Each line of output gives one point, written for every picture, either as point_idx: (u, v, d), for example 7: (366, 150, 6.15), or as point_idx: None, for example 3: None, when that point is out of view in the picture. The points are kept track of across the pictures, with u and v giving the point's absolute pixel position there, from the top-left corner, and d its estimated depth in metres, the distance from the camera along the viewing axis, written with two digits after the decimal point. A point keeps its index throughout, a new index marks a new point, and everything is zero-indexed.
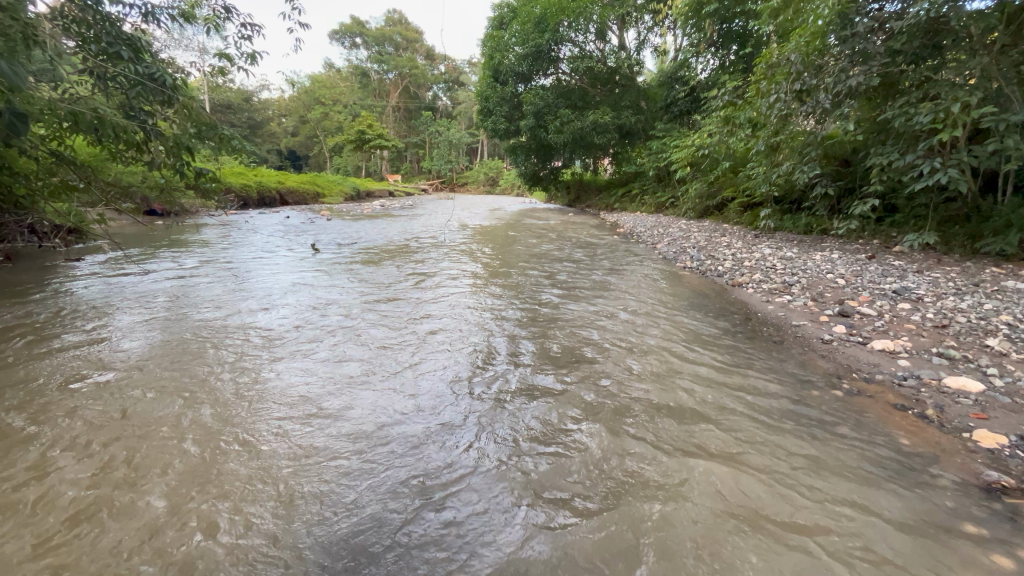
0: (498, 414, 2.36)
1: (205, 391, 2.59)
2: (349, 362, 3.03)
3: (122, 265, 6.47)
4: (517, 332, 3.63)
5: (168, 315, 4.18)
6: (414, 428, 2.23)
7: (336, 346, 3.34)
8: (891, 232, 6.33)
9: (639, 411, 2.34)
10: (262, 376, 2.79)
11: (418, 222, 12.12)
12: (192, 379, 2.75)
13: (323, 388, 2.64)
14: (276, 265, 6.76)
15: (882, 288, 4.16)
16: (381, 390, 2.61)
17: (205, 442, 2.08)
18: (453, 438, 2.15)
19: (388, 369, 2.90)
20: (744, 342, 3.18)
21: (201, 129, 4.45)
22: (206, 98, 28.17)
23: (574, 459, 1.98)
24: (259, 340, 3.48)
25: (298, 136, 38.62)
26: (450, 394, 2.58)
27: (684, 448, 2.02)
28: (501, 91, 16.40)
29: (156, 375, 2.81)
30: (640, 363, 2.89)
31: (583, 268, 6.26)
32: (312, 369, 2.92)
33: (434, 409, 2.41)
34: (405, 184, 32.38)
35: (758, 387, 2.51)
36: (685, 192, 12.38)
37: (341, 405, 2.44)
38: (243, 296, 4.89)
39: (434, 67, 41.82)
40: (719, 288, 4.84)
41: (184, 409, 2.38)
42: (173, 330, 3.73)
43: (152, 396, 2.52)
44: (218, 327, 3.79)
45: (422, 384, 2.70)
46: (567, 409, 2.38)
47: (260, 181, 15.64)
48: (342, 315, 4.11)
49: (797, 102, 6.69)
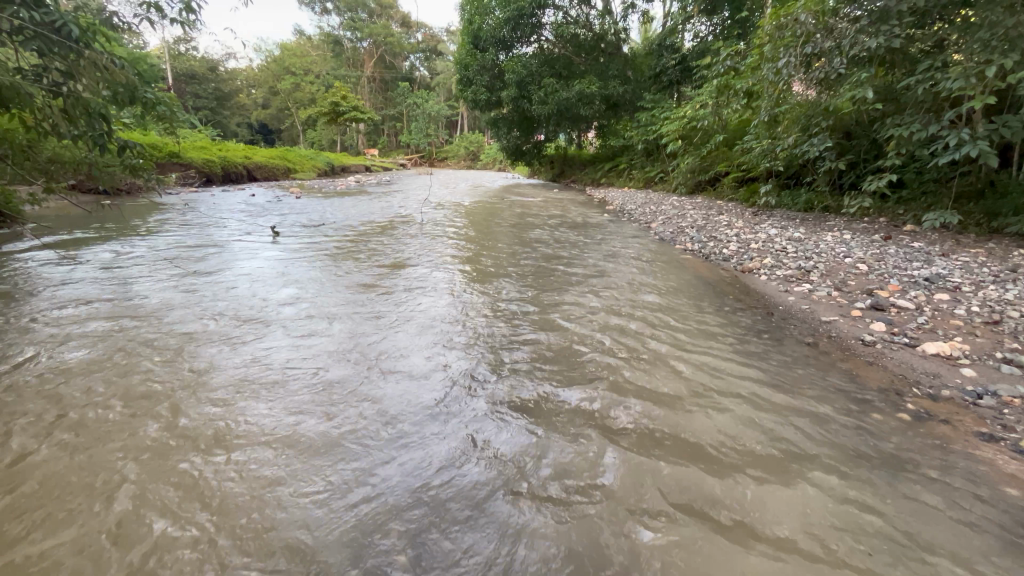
0: (491, 445, 1.84)
1: (134, 406, 2.07)
2: (313, 363, 2.52)
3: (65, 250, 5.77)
4: (505, 329, 3.10)
5: (110, 305, 3.58)
6: (388, 468, 1.69)
7: (302, 340, 2.83)
8: (898, 210, 5.98)
9: (672, 439, 1.88)
10: (207, 386, 2.26)
11: (394, 200, 11.34)
12: (127, 386, 2.24)
13: (276, 402, 2.11)
14: (238, 247, 6.11)
15: (911, 274, 3.75)
16: (345, 405, 2.09)
17: (125, 486, 1.58)
18: (439, 482, 1.63)
19: (358, 374, 2.39)
20: (774, 347, 2.73)
21: (119, 94, 3.77)
22: (166, 66, 26.40)
23: (603, 514, 1.51)
24: (214, 333, 2.94)
25: (269, 108, 36.58)
26: (431, 411, 2.05)
27: (738, 500, 1.57)
28: (481, 58, 15.29)
29: (74, 384, 2.26)
30: (658, 374, 2.41)
31: (576, 251, 5.75)
32: (264, 375, 2.37)
33: (413, 436, 1.88)
34: (383, 159, 31.15)
35: (807, 411, 2.06)
36: (675, 166, 11.88)
37: (295, 433, 1.89)
38: (201, 281, 4.34)
39: (411, 35, 39.88)
40: (728, 274, 4.39)
41: (101, 433, 1.86)
42: (116, 320, 3.20)
43: (58, 415, 1.98)
44: (167, 318, 3.24)
45: (398, 395, 2.18)
46: (582, 437, 1.90)
47: (224, 155, 14.56)
48: (309, 304, 3.59)
49: (804, 67, 6.11)
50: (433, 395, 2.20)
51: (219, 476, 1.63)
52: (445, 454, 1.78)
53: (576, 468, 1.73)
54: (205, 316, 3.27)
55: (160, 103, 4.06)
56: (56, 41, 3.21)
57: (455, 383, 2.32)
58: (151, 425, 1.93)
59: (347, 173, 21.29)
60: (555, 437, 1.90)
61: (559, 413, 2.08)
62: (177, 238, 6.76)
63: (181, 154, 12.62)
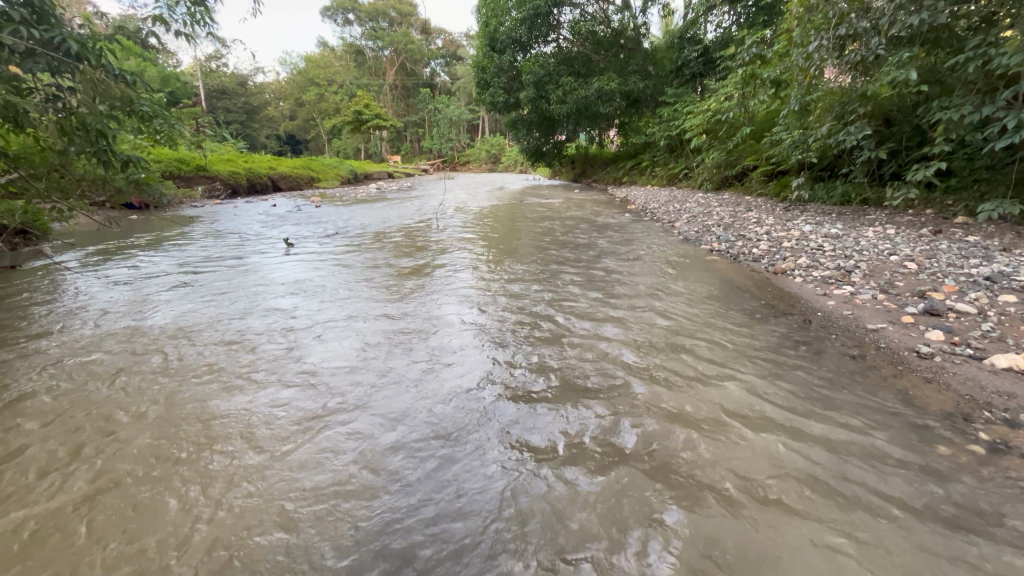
0: (494, 483, 1.64)
1: (121, 438, 1.94)
2: (333, 376, 2.47)
3: (98, 264, 5.97)
4: (513, 342, 2.88)
5: (134, 317, 3.65)
6: (378, 512, 1.52)
7: (324, 351, 2.81)
8: (946, 201, 5.51)
9: (697, 471, 1.67)
10: (201, 413, 2.13)
11: (413, 205, 11.29)
12: (142, 402, 2.23)
13: (274, 429, 1.99)
14: (260, 256, 6.19)
15: (969, 273, 3.35)
16: (355, 425, 2.00)
17: (126, 511, 1.54)
18: (432, 528, 1.45)
19: (377, 388, 2.33)
20: (813, 360, 2.44)
21: (116, 106, 3.64)
22: (198, 83, 27.36)
23: (617, 563, 1.32)
24: (240, 345, 2.95)
25: (295, 120, 37.42)
26: (439, 433, 1.93)
27: (776, 549, 1.34)
28: (498, 61, 15.14)
29: (68, 411, 2.17)
30: (681, 396, 2.16)
31: (594, 254, 5.49)
32: (270, 395, 2.28)
33: (410, 470, 1.71)
34: (405, 165, 31.39)
35: (856, 442, 1.78)
36: (700, 161, 11.44)
37: (285, 466, 1.75)
38: (222, 292, 4.38)
39: (432, 41, 40.33)
40: (759, 277, 4.07)
41: (81, 473, 1.73)
42: (148, 332, 3.27)
43: (61, 438, 1.94)
44: (194, 329, 3.27)
45: (412, 413, 2.08)
46: (594, 470, 1.69)
47: (250, 167, 14.85)
48: (326, 313, 3.56)
49: (838, 50, 5.65)
50: (445, 415, 2.07)
51: (188, 530, 1.46)
52: (449, 485, 1.63)
53: (586, 505, 1.53)
54: (229, 327, 3.29)
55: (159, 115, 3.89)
56: (54, 58, 3.15)
57: (468, 401, 2.19)
58: (133, 462, 1.79)
59: (369, 180, 21.48)
60: (562, 472, 1.69)
61: (569, 443, 1.86)
62: (203, 248, 6.91)
63: (207, 167, 12.90)
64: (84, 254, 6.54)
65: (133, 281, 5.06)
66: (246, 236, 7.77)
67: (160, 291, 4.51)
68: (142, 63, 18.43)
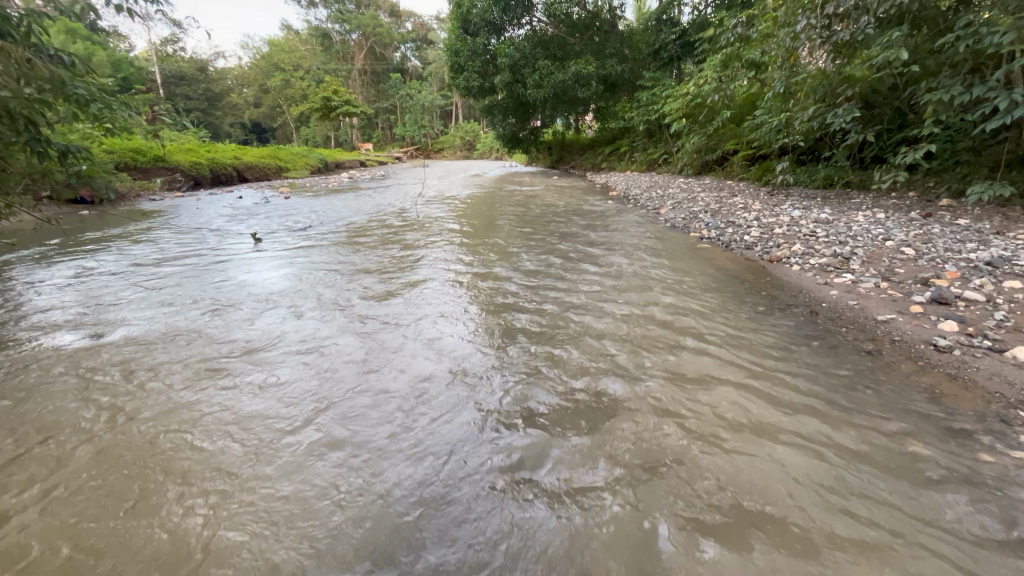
0: (504, 516, 1.45)
1: (70, 475, 1.67)
2: (321, 377, 2.32)
3: (52, 262, 5.57)
4: (507, 344, 2.68)
5: (96, 317, 3.39)
6: (377, 555, 1.32)
7: (307, 351, 2.63)
8: (929, 183, 5.50)
9: (726, 489, 1.53)
10: (166, 438, 1.87)
11: (388, 195, 10.90)
12: (105, 420, 2.00)
13: (248, 457, 1.75)
14: (230, 250, 5.88)
15: (968, 258, 3.29)
16: (347, 435, 1.85)
17: (91, 556, 1.34)
18: (444, 566, 1.29)
19: (368, 391, 2.18)
20: (828, 357, 2.30)
21: (46, 90, 3.22)
22: (153, 68, 25.88)
23: None
24: (218, 343, 2.77)
25: (260, 107, 35.89)
26: (441, 445, 1.79)
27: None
28: (472, 43, 14.64)
29: (14, 437, 1.90)
30: (694, 405, 1.98)
31: (581, 244, 5.30)
32: (246, 410, 2.05)
33: (405, 505, 1.50)
34: (377, 153, 30.47)
35: (891, 454, 1.65)
36: (680, 146, 11.33)
37: (262, 504, 1.52)
38: (191, 288, 4.11)
39: (400, 25, 39.23)
40: (754, 265, 3.95)
41: (29, 516, 1.49)
42: (118, 332, 3.04)
43: (11, 469, 1.71)
44: (169, 328, 3.06)
45: (408, 421, 1.93)
46: (614, 493, 1.53)
47: (213, 156, 14.09)
48: (307, 308, 3.37)
49: (825, 29, 5.51)
50: (442, 424, 1.92)
51: None
52: (458, 508, 1.49)
53: (610, 534, 1.38)
54: (202, 327, 3.08)
55: (96, 99, 3.45)
56: None
57: (467, 405, 2.05)
58: (83, 505, 1.53)
59: (340, 169, 20.76)
60: (579, 493, 1.54)
61: (581, 466, 1.66)
62: (168, 243, 6.54)
63: (165, 157, 12.18)
64: (36, 252, 6.12)
65: (93, 279, 4.73)
66: (214, 230, 7.40)
67: (124, 289, 4.23)
68: (89, 47, 17.20)
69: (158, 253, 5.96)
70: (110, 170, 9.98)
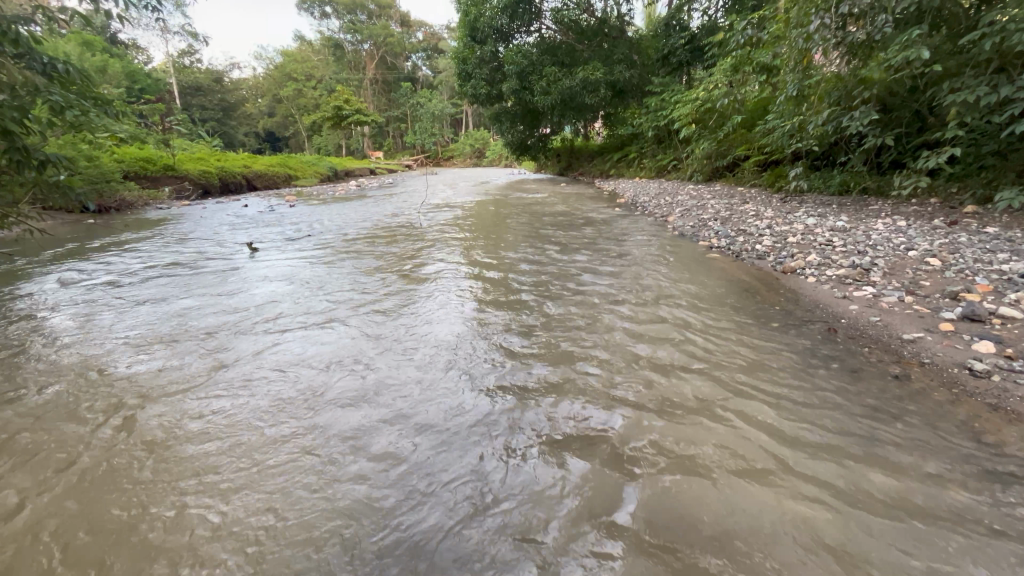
0: (483, 572, 1.27)
1: (24, 503, 1.56)
2: (309, 387, 2.28)
3: (57, 268, 5.60)
4: (501, 359, 2.52)
5: (92, 325, 3.37)
6: None
7: (299, 364, 2.54)
8: (951, 188, 5.23)
9: (736, 539, 1.35)
10: (137, 465, 1.74)
11: (394, 203, 10.80)
12: (68, 442, 1.88)
13: (215, 489, 1.60)
14: (233, 257, 5.87)
15: (1000, 270, 3.04)
16: (325, 453, 1.77)
17: None
18: None
19: (355, 402, 2.13)
20: (849, 382, 2.09)
21: (16, 94, 3.11)
22: (170, 79, 26.37)
23: None
24: (212, 355, 2.72)
25: (273, 116, 36.37)
26: (426, 472, 1.66)
27: None
28: (480, 51, 14.60)
29: None
30: (701, 439, 1.79)
31: (585, 253, 5.11)
32: (222, 431, 1.93)
33: (375, 552, 1.34)
34: (387, 161, 30.59)
35: (927, 502, 1.44)
36: (690, 152, 11.10)
37: (217, 543, 1.38)
38: (190, 295, 4.07)
39: (411, 35, 39.65)
40: (766, 276, 3.73)
41: None
42: (121, 339, 3.05)
43: None
44: (168, 336, 3.05)
45: (393, 442, 1.82)
46: (608, 541, 1.36)
47: (223, 164, 14.19)
48: (303, 317, 3.30)
49: (840, 29, 5.29)
50: (426, 446, 1.80)
51: None
52: (437, 548, 1.35)
53: None
54: (197, 336, 3.03)
55: (74, 107, 3.40)
56: None
57: (455, 422, 1.95)
58: (36, 542, 1.40)
59: (349, 177, 20.83)
60: (567, 539, 1.37)
61: (574, 505, 1.50)
62: (172, 250, 6.54)
63: (174, 166, 12.28)
64: (45, 259, 6.17)
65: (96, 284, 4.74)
66: (219, 237, 7.41)
67: (123, 295, 4.20)
68: (104, 57, 17.44)
69: (163, 259, 5.97)
70: (118, 179, 10.04)
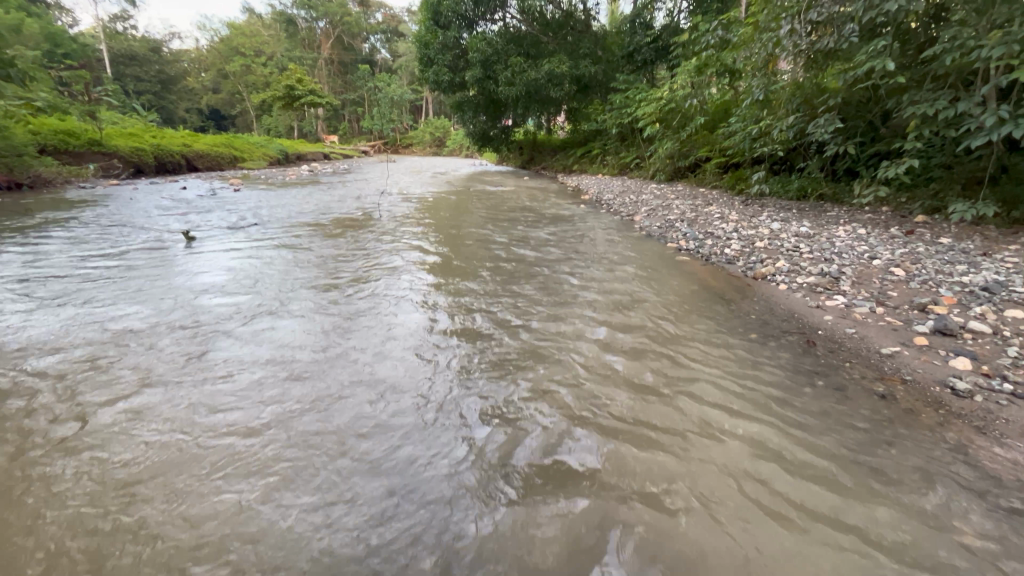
0: None
1: None
2: (257, 395, 2.05)
3: None
4: (473, 370, 2.32)
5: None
6: None
7: (245, 369, 2.28)
8: (902, 198, 5.43)
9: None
10: (37, 508, 1.43)
11: (350, 191, 10.23)
12: None
13: (138, 542, 1.33)
14: (171, 244, 5.36)
15: (962, 282, 3.10)
16: (275, 484, 1.54)
17: None
18: None
19: (311, 413, 1.93)
20: (837, 402, 2.02)
21: None
22: (98, 45, 23.99)
23: None
24: (144, 358, 2.40)
25: (217, 92, 33.98)
26: (395, 504, 1.47)
27: None
28: (442, 36, 14.07)
29: None
30: (693, 467, 1.66)
31: (554, 253, 4.93)
32: (146, 461, 1.64)
33: None
34: (342, 146, 29.22)
35: (935, 538, 1.36)
36: (653, 151, 11.15)
37: None
38: (118, 284, 3.65)
39: (368, 15, 38.04)
40: (738, 282, 3.69)
41: None
42: (33, 336, 2.67)
43: None
44: (92, 333, 2.70)
45: (357, 468, 1.61)
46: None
47: (160, 142, 13.06)
48: (250, 314, 2.99)
49: (809, 35, 5.34)
50: (392, 466, 1.63)
51: None
52: None
53: None
54: (126, 333, 2.69)
55: None
56: None
57: (420, 438, 1.78)
58: None
59: (302, 161, 19.75)
60: None
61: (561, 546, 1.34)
62: (98, 234, 5.90)
63: (102, 141, 11.16)
64: None
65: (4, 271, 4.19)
66: (155, 222, 6.78)
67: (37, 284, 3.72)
68: (19, 14, 15.57)
69: (87, 244, 5.37)
70: (32, 153, 8.97)
